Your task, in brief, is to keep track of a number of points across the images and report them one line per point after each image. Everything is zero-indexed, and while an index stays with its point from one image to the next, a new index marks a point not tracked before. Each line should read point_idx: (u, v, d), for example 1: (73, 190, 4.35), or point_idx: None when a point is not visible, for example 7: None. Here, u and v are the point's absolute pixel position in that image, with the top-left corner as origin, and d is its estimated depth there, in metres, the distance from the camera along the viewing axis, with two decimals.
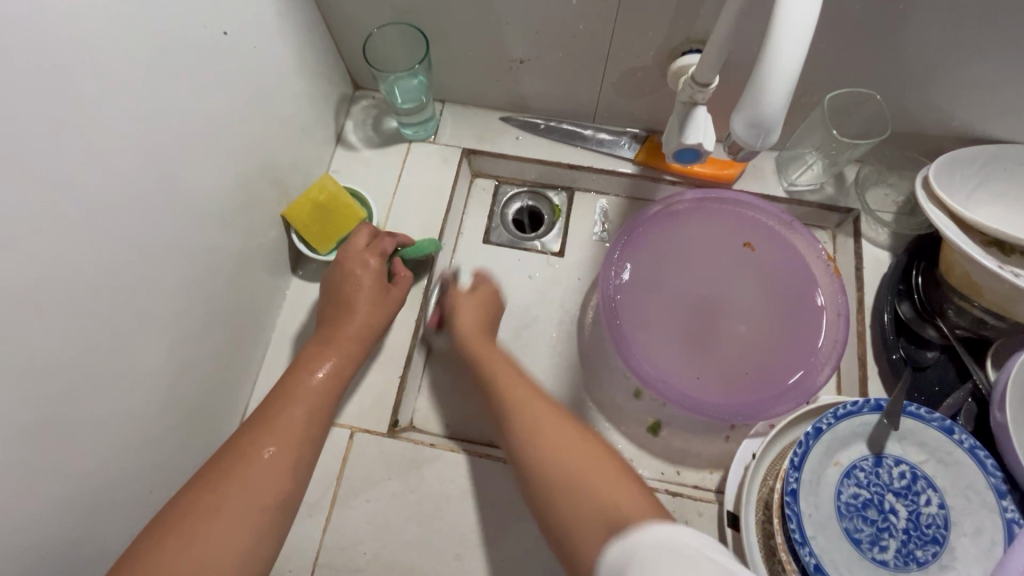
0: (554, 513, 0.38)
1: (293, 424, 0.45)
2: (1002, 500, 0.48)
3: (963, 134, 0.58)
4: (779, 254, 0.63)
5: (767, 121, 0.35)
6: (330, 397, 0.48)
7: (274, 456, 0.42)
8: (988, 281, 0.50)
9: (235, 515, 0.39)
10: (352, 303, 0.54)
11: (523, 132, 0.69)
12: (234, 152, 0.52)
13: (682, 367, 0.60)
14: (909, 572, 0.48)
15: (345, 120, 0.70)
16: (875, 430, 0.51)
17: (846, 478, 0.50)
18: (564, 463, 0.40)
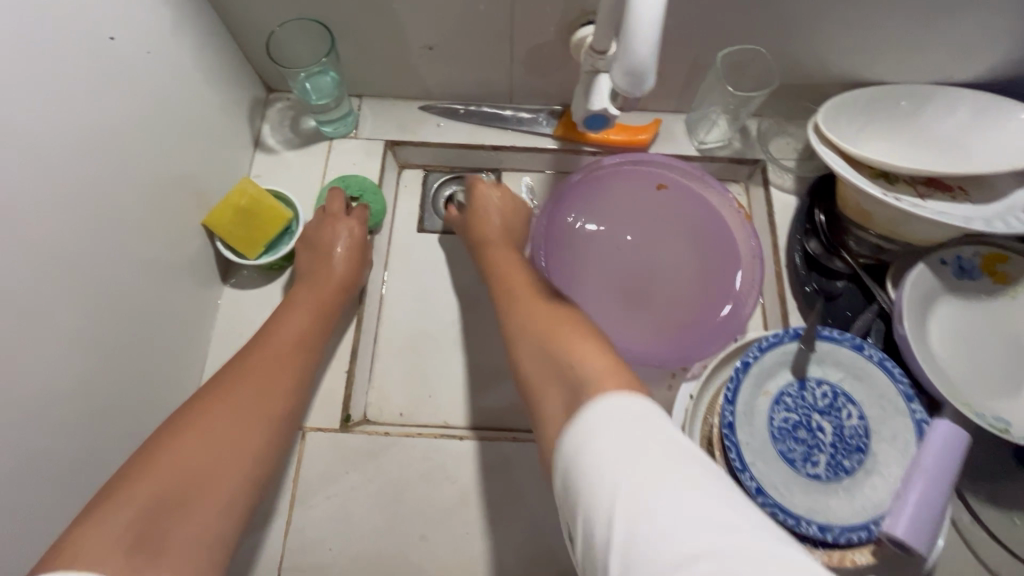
0: (536, 374, 0.43)
1: (281, 351, 0.53)
2: (911, 404, 0.53)
3: (845, 79, 0.64)
4: (691, 203, 0.67)
5: (642, 69, 0.37)
6: (314, 325, 0.56)
7: (264, 363, 0.51)
8: (876, 208, 0.55)
9: (226, 418, 0.46)
10: (354, 269, 0.60)
11: (443, 119, 0.70)
12: (142, 161, 0.50)
13: (617, 320, 0.64)
14: (840, 481, 0.52)
15: (262, 124, 0.69)
16: (797, 357, 0.55)
17: (776, 404, 0.54)
18: (562, 353, 0.41)
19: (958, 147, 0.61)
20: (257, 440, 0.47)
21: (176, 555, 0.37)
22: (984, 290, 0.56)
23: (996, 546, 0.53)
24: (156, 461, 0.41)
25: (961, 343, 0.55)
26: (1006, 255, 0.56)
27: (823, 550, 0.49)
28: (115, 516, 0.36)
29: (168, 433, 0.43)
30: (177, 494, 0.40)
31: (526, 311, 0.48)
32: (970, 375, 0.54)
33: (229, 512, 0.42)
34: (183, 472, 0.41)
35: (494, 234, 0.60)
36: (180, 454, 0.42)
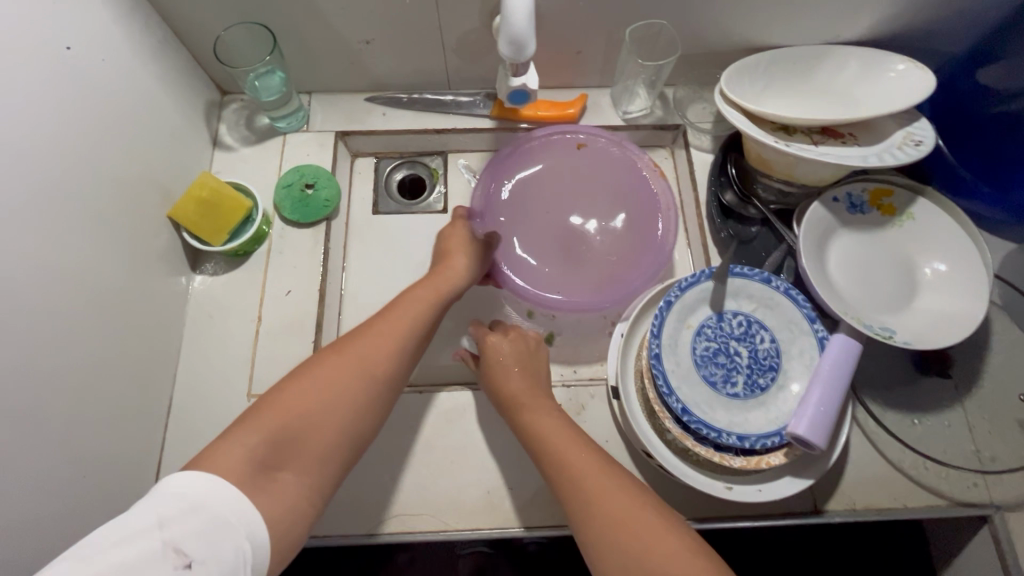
0: (593, 506, 0.47)
1: (398, 325, 0.56)
2: (814, 325, 0.60)
3: (745, 44, 0.70)
4: (608, 163, 0.74)
5: (520, 37, 0.44)
6: (431, 311, 0.59)
7: (388, 335, 0.55)
8: (773, 156, 0.62)
9: (339, 381, 0.50)
10: (460, 277, 0.63)
11: (388, 108, 0.76)
12: (106, 161, 0.55)
13: (554, 273, 0.70)
14: (756, 397, 0.59)
15: (218, 124, 0.74)
16: (714, 293, 0.62)
17: (698, 335, 0.61)
18: (619, 517, 0.46)
19: (848, 97, 0.68)
20: (366, 397, 0.51)
21: (279, 493, 0.43)
22: (875, 222, 0.64)
23: (898, 443, 0.61)
24: (281, 402, 0.48)
25: (857, 269, 0.62)
26: (891, 189, 0.64)
27: (742, 456, 0.56)
28: (247, 439, 0.44)
29: (299, 376, 0.50)
30: (287, 438, 0.46)
31: (574, 453, 0.51)
32: (865, 296, 0.61)
33: (328, 465, 0.48)
34: (297, 417, 0.47)
35: (519, 390, 0.58)
36: (299, 399, 0.48)
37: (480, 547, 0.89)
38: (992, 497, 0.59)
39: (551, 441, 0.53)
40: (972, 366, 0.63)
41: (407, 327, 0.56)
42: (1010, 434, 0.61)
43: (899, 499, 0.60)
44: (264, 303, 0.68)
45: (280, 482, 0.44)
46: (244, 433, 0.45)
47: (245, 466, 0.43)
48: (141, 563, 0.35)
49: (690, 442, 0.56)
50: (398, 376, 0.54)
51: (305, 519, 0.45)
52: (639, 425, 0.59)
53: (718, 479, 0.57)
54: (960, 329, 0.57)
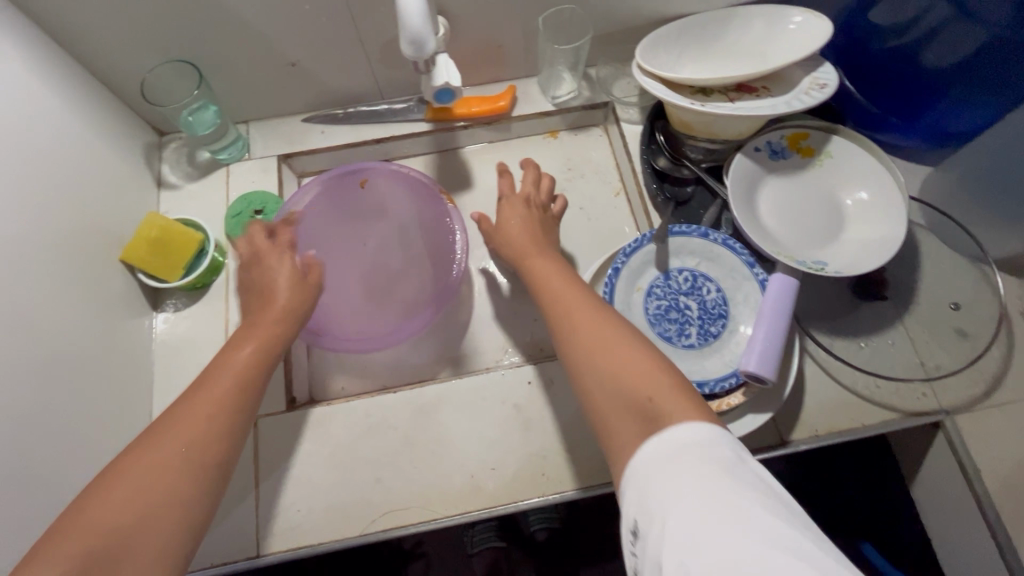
0: (589, 339, 0.46)
1: (215, 396, 0.47)
2: (753, 269, 0.63)
3: (655, 16, 0.74)
4: (385, 186, 0.74)
5: (419, 36, 0.46)
6: (256, 371, 0.50)
7: (202, 406, 0.47)
8: (695, 118, 0.66)
9: (152, 473, 0.42)
10: (271, 322, 0.53)
11: (326, 126, 0.78)
12: (43, 212, 0.55)
13: (364, 309, 0.71)
14: (710, 346, 0.63)
15: (160, 165, 0.75)
16: (657, 254, 0.65)
17: (648, 297, 0.64)
18: (619, 378, 0.43)
19: (758, 53, 0.72)
20: (187, 482, 0.43)
21: None
22: (796, 165, 0.67)
23: (849, 367, 0.65)
24: (86, 514, 0.40)
25: (783, 213, 0.66)
26: (807, 132, 0.68)
27: (704, 402, 0.59)
28: (52, 566, 0.37)
29: (98, 482, 0.42)
30: (107, 548, 0.39)
31: (566, 296, 0.50)
32: (794, 236, 0.65)
33: (170, 558, 0.41)
34: (112, 525, 0.39)
35: (520, 240, 0.57)
36: (107, 503, 0.40)
37: (496, 541, 0.91)
38: (941, 403, 0.64)
39: (546, 281, 0.52)
40: (904, 286, 0.68)
41: (233, 390, 0.48)
42: (948, 342, 0.65)
43: (857, 419, 0.63)
44: (229, 330, 0.68)
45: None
46: (53, 560, 0.37)
47: None
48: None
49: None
50: (230, 446, 0.47)
51: None
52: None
53: None
54: (886, 249, 0.61)
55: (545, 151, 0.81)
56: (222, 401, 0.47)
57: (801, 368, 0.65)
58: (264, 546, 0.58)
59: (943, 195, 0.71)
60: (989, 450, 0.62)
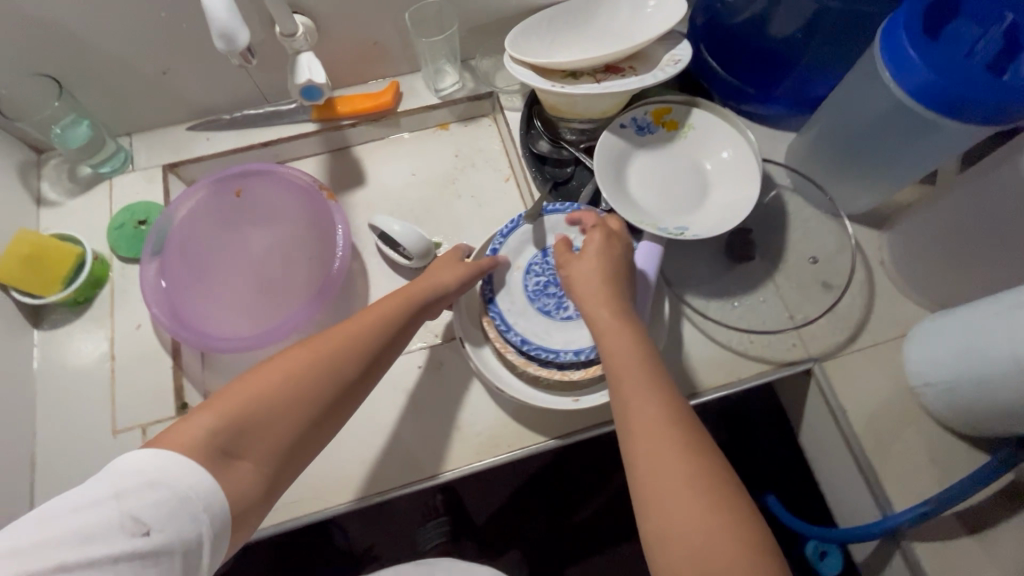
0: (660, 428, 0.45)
1: (365, 352, 0.51)
2: None
3: (523, 6, 0.76)
4: (263, 190, 0.73)
5: (229, 31, 0.49)
6: (394, 342, 0.54)
7: (353, 353, 0.50)
8: (562, 99, 0.68)
9: (301, 384, 0.47)
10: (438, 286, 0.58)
11: (212, 132, 0.78)
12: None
13: (255, 313, 0.69)
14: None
15: (40, 182, 0.74)
16: (534, 234, 0.68)
17: (527, 274, 0.66)
18: (698, 533, 0.41)
19: (624, 35, 0.75)
20: (321, 395, 0.48)
21: (239, 481, 0.44)
22: (662, 138, 0.71)
23: (723, 326, 0.68)
24: (248, 385, 0.46)
25: (651, 184, 0.69)
26: (669, 107, 0.71)
27: (584, 368, 0.62)
28: (205, 422, 0.44)
29: (264, 366, 0.48)
30: (249, 426, 0.45)
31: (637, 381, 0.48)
32: (661, 205, 0.68)
33: (284, 462, 0.47)
34: (259, 409, 0.46)
35: (599, 298, 0.55)
36: (260, 387, 0.46)
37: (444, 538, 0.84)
38: (810, 351, 0.67)
39: (617, 360, 0.50)
40: (772, 246, 0.72)
41: (375, 346, 0.52)
42: (814, 293, 0.69)
43: (733, 374, 0.66)
44: (115, 341, 0.67)
45: (239, 470, 0.44)
46: (206, 415, 0.44)
47: (209, 450, 0.43)
48: (99, 527, 0.38)
49: (532, 369, 0.62)
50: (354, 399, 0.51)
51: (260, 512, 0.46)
52: (486, 366, 0.64)
53: (567, 394, 0.62)
54: (742, 210, 0.64)
55: (436, 144, 0.83)
56: (368, 356, 0.51)
57: (680, 330, 0.68)
58: None
59: (804, 157, 0.75)
60: (855, 391, 0.66)
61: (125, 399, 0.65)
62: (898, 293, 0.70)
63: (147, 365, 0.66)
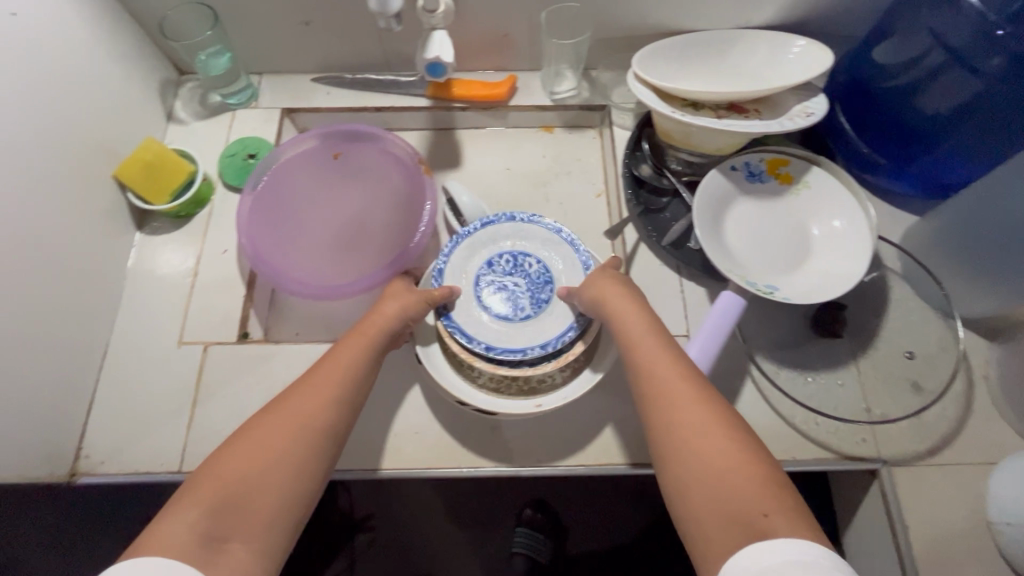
0: (679, 406, 0.48)
1: (322, 383, 0.53)
2: (563, 234, 0.71)
3: (659, 28, 0.75)
4: (362, 154, 0.75)
5: None
6: (356, 374, 0.55)
7: (312, 390, 0.52)
8: (677, 128, 0.66)
9: (270, 441, 0.48)
10: (388, 324, 0.61)
11: (333, 88, 0.81)
12: (38, 115, 0.59)
13: (334, 269, 0.71)
14: (542, 310, 0.68)
15: (174, 101, 0.80)
16: (474, 245, 0.71)
17: (477, 286, 0.69)
18: (722, 482, 0.43)
19: (756, 76, 0.72)
20: (307, 449, 0.49)
21: (234, 560, 0.41)
22: (772, 190, 0.67)
23: (790, 399, 0.63)
24: (217, 466, 0.46)
25: (748, 234, 0.66)
26: (787, 159, 0.67)
27: (553, 361, 0.65)
28: (181, 517, 0.42)
29: (223, 443, 0.48)
30: (232, 497, 0.44)
31: (652, 362, 0.52)
32: (756, 258, 0.65)
33: (280, 521, 0.45)
34: (238, 478, 0.45)
35: (616, 300, 0.59)
36: (233, 465, 0.46)
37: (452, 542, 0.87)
38: (880, 452, 0.62)
39: (632, 344, 0.54)
40: (863, 329, 0.66)
41: (340, 377, 0.54)
42: (900, 391, 0.64)
43: (789, 452, 0.62)
44: (201, 259, 0.71)
45: (232, 551, 0.42)
46: (183, 511, 0.42)
47: (190, 540, 0.41)
48: None
49: (503, 373, 0.64)
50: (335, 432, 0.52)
51: None
52: (451, 382, 0.66)
53: (535, 398, 0.65)
54: (847, 282, 0.60)
55: (537, 145, 0.83)
56: (328, 388, 0.53)
57: (742, 391, 0.65)
58: (188, 464, 0.61)
59: (922, 244, 0.69)
60: (921, 507, 0.60)
61: (196, 314, 0.68)
62: (997, 415, 0.63)
63: (223, 288, 0.70)
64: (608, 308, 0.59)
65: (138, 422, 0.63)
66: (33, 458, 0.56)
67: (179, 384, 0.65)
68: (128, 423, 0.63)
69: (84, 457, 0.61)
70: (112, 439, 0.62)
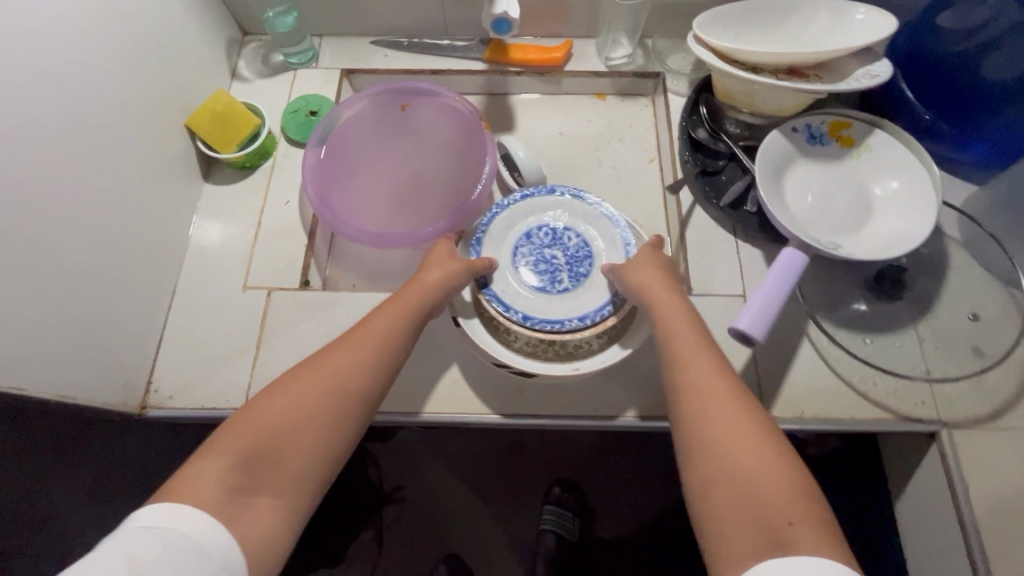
0: (712, 408, 0.48)
1: (360, 348, 0.54)
2: (604, 207, 0.69)
3: None
4: (425, 110, 0.76)
5: None
6: (395, 341, 0.55)
7: (350, 353, 0.53)
8: (739, 87, 0.66)
9: (304, 401, 0.49)
10: (431, 289, 0.60)
11: (390, 51, 0.83)
12: (122, 58, 0.61)
13: (392, 219, 0.73)
14: (582, 284, 0.65)
15: (237, 60, 0.82)
16: (512, 216, 0.69)
17: (515, 254, 0.66)
18: (746, 486, 0.43)
19: (816, 42, 0.72)
20: (339, 413, 0.50)
21: (258, 517, 0.44)
22: (832, 152, 0.67)
23: (848, 357, 0.63)
24: (253, 415, 0.48)
25: (809, 194, 0.66)
26: (849, 121, 0.67)
27: (591, 329, 0.62)
28: (215, 465, 0.44)
29: (263, 392, 0.50)
30: (264, 451, 0.46)
31: (690, 361, 0.51)
32: (817, 217, 0.64)
33: (305, 483, 0.47)
34: (271, 434, 0.47)
35: (657, 291, 0.58)
36: (266, 418, 0.48)
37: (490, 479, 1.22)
38: (939, 413, 0.61)
39: (672, 338, 0.54)
40: (923, 293, 0.66)
41: (379, 343, 0.54)
42: (960, 355, 0.63)
43: (847, 410, 0.62)
44: (264, 209, 0.73)
45: (258, 507, 0.44)
46: (215, 459, 0.45)
47: (220, 491, 0.43)
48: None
49: (541, 337, 0.62)
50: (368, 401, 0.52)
51: (285, 541, 0.45)
52: (486, 343, 0.63)
53: (569, 364, 0.62)
54: (908, 243, 0.60)
55: (590, 112, 0.84)
56: (367, 355, 0.53)
57: (798, 350, 0.65)
58: None
59: (984, 211, 0.69)
60: (982, 468, 0.59)
61: (260, 260, 0.70)
62: None
63: (286, 238, 0.72)
64: (649, 301, 0.58)
65: (205, 360, 0.65)
66: (110, 385, 0.58)
67: (244, 327, 0.67)
68: (195, 361, 0.65)
69: (153, 392, 0.63)
70: (180, 376, 0.64)
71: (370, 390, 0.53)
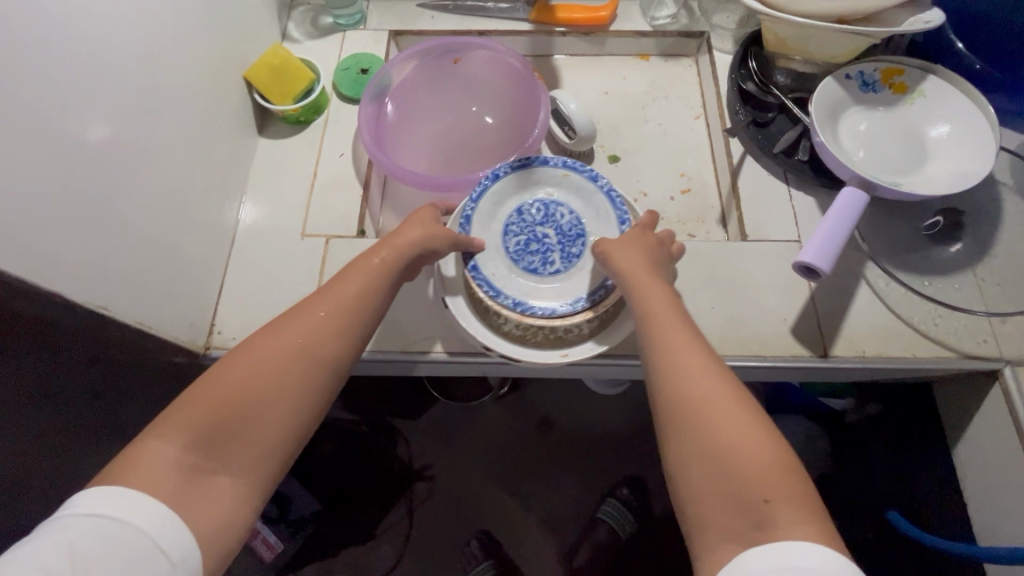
0: (695, 395, 0.46)
1: (320, 319, 0.52)
2: (597, 181, 0.66)
3: None
4: (477, 65, 0.77)
5: None
6: (359, 310, 0.53)
7: (310, 325, 0.51)
8: (792, 34, 0.67)
9: (262, 377, 0.48)
10: (403, 255, 0.57)
11: (437, 13, 0.84)
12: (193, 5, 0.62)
13: (451, 169, 0.75)
14: (574, 265, 0.64)
15: (286, 23, 0.83)
16: (505, 191, 0.66)
17: (504, 235, 0.64)
18: (723, 474, 0.42)
19: None
20: (302, 386, 0.49)
21: (216, 494, 0.44)
22: (885, 98, 0.68)
23: (908, 296, 0.64)
24: (208, 390, 0.47)
25: (864, 138, 0.66)
26: (901, 68, 0.68)
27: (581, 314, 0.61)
28: (166, 445, 0.44)
29: (219, 365, 0.49)
30: (222, 428, 0.46)
31: (672, 344, 0.49)
32: (874, 159, 0.65)
33: (268, 458, 0.47)
34: (228, 411, 0.46)
35: (639, 271, 0.55)
36: (221, 394, 0.47)
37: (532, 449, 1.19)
38: (1003, 351, 0.61)
39: (651, 321, 0.51)
40: (979, 236, 0.66)
41: (342, 313, 0.52)
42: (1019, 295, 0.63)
43: (908, 348, 0.62)
44: (319, 162, 0.74)
45: (216, 485, 0.45)
46: (168, 439, 0.44)
47: (174, 472, 0.43)
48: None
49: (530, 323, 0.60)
50: (330, 372, 0.51)
51: (248, 514, 0.46)
52: (475, 328, 0.62)
53: (557, 349, 0.61)
54: (970, 181, 0.61)
55: (634, 72, 0.85)
56: (330, 327, 0.51)
57: (856, 291, 0.65)
58: None
59: None
60: None
61: (317, 210, 0.71)
62: None
63: (341, 189, 0.73)
64: (627, 282, 0.55)
65: (267, 304, 0.66)
66: (180, 323, 0.59)
67: (304, 273, 0.67)
68: (258, 304, 0.66)
69: (217, 333, 0.64)
70: (244, 318, 0.65)
71: (334, 361, 0.51)
